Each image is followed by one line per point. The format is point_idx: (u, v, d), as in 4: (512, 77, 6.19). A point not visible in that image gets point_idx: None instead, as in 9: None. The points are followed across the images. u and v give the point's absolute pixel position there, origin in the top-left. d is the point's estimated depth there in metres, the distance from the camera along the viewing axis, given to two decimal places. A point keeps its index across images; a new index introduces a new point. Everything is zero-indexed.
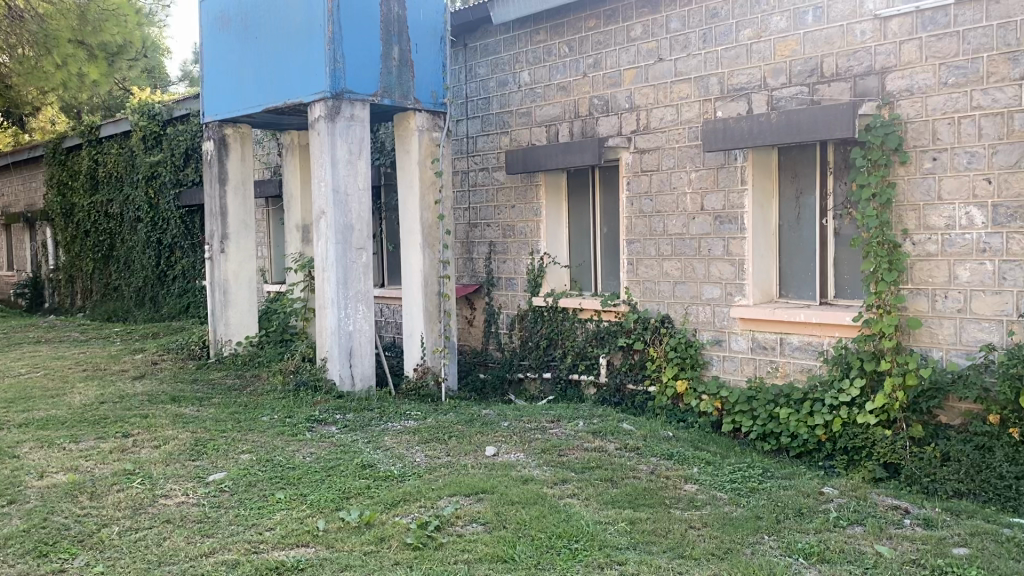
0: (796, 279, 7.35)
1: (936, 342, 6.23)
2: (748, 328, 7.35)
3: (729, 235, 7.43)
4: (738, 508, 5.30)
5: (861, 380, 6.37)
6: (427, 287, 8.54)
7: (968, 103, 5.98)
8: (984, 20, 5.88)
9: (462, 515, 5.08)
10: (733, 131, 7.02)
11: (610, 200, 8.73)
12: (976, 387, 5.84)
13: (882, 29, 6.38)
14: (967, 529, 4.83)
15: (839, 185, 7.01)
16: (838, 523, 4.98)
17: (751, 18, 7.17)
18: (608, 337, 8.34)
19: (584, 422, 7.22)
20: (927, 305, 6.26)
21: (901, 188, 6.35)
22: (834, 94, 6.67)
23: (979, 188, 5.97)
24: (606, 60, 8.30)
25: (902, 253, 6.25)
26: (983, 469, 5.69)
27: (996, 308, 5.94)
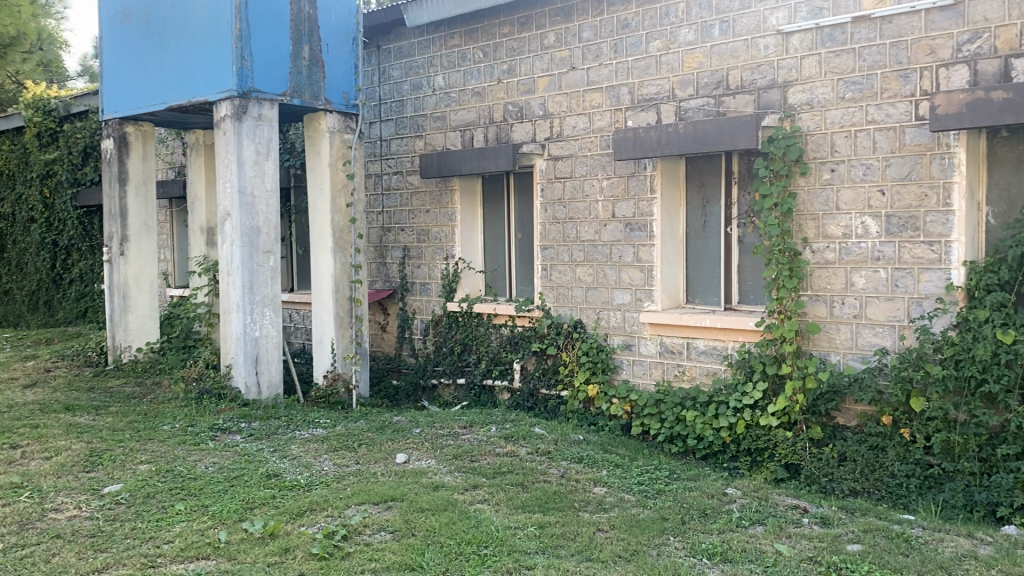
0: (702, 286, 7.53)
1: (834, 346, 6.46)
2: (657, 333, 7.48)
3: (638, 242, 7.57)
4: (645, 509, 5.39)
5: (763, 384, 6.58)
6: (338, 292, 8.40)
7: (863, 117, 6.24)
8: (878, 38, 6.15)
9: (370, 524, 5.00)
10: (642, 140, 7.15)
11: (523, 206, 8.78)
12: (870, 389, 6.10)
13: (784, 44, 6.60)
14: (861, 526, 5.03)
15: (742, 195, 7.22)
16: (740, 523, 5.11)
17: (660, 30, 7.32)
18: (521, 342, 8.37)
19: (496, 427, 7.22)
20: (826, 310, 6.50)
21: (802, 198, 6.59)
22: (739, 106, 6.87)
23: (873, 198, 6.24)
24: (519, 66, 8.34)
25: (802, 261, 6.50)
26: (876, 468, 5.98)
27: (889, 313, 6.19)
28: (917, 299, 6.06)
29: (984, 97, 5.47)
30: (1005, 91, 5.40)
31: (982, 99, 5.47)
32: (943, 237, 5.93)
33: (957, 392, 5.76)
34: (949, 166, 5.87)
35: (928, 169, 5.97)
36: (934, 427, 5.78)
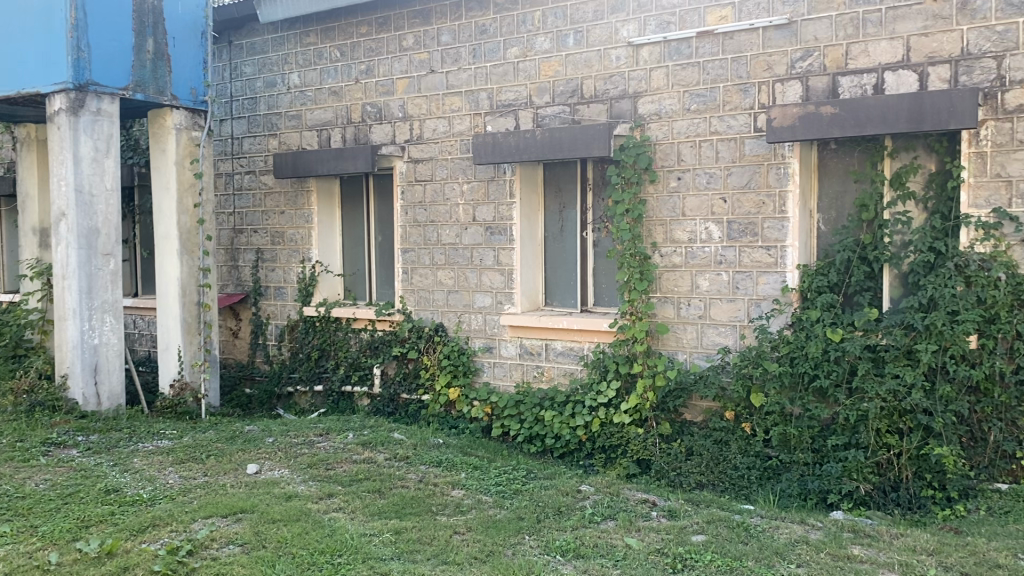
0: (559, 289, 7.69)
1: (682, 345, 6.76)
2: (516, 336, 7.57)
3: (498, 245, 7.64)
4: (501, 510, 5.44)
5: (617, 383, 6.79)
6: (185, 297, 8.04)
7: (707, 128, 6.55)
8: (720, 53, 6.46)
9: (218, 537, 4.81)
10: (501, 146, 7.23)
11: (383, 208, 8.70)
12: (714, 386, 6.41)
13: (635, 56, 6.84)
14: (704, 518, 5.26)
15: (597, 201, 7.44)
16: (593, 519, 5.25)
17: (517, 37, 7.42)
18: (381, 346, 8.27)
19: (353, 434, 7.10)
20: (673, 311, 6.79)
21: (651, 205, 6.85)
22: (593, 114, 7.07)
23: (716, 206, 6.56)
24: (378, 67, 8.25)
25: (651, 265, 6.78)
26: (721, 462, 6.27)
27: (731, 314, 6.53)
28: (756, 300, 6.42)
29: (814, 111, 5.87)
30: (832, 106, 5.81)
31: (813, 113, 5.87)
32: (779, 242, 6.31)
33: (792, 387, 6.14)
34: (785, 176, 6.25)
35: (766, 177, 6.33)
36: (772, 420, 6.14)
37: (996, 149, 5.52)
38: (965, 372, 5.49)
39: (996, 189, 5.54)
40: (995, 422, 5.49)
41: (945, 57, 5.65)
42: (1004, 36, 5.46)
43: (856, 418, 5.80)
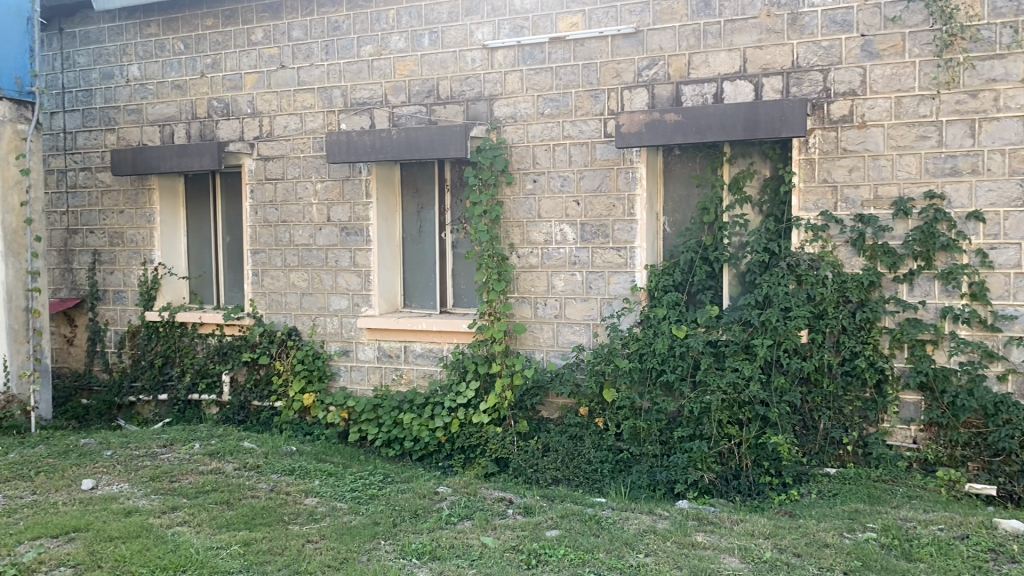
0: (417, 290, 7.66)
1: (538, 345, 6.88)
2: (374, 338, 7.47)
3: (354, 246, 7.51)
4: (357, 516, 5.35)
5: (475, 383, 6.82)
6: (11, 303, 7.46)
7: (560, 132, 6.69)
8: (572, 59, 6.61)
9: (46, 560, 4.48)
10: (355, 144, 7.09)
11: (232, 208, 8.38)
12: (569, 383, 6.56)
13: (489, 58, 6.89)
14: (558, 512, 5.36)
15: (454, 202, 7.46)
16: (449, 520, 5.25)
17: (371, 35, 7.32)
18: (230, 352, 7.95)
19: (200, 444, 6.80)
20: (530, 311, 6.89)
21: (507, 206, 6.93)
22: (449, 115, 7.08)
23: (570, 208, 6.71)
24: (225, 61, 7.94)
25: (508, 265, 6.84)
26: (575, 457, 6.42)
27: (584, 313, 6.70)
28: (608, 299, 6.62)
29: (659, 117, 6.10)
30: (676, 113, 6.06)
31: (658, 119, 6.10)
32: (628, 243, 6.53)
33: (641, 382, 6.35)
34: (633, 180, 6.47)
35: (615, 181, 6.53)
36: (623, 415, 6.34)
37: (823, 156, 5.93)
38: (797, 365, 5.85)
39: (823, 194, 5.94)
40: (825, 411, 5.86)
41: (777, 69, 6.02)
42: (829, 51, 5.87)
43: (700, 410, 6.07)
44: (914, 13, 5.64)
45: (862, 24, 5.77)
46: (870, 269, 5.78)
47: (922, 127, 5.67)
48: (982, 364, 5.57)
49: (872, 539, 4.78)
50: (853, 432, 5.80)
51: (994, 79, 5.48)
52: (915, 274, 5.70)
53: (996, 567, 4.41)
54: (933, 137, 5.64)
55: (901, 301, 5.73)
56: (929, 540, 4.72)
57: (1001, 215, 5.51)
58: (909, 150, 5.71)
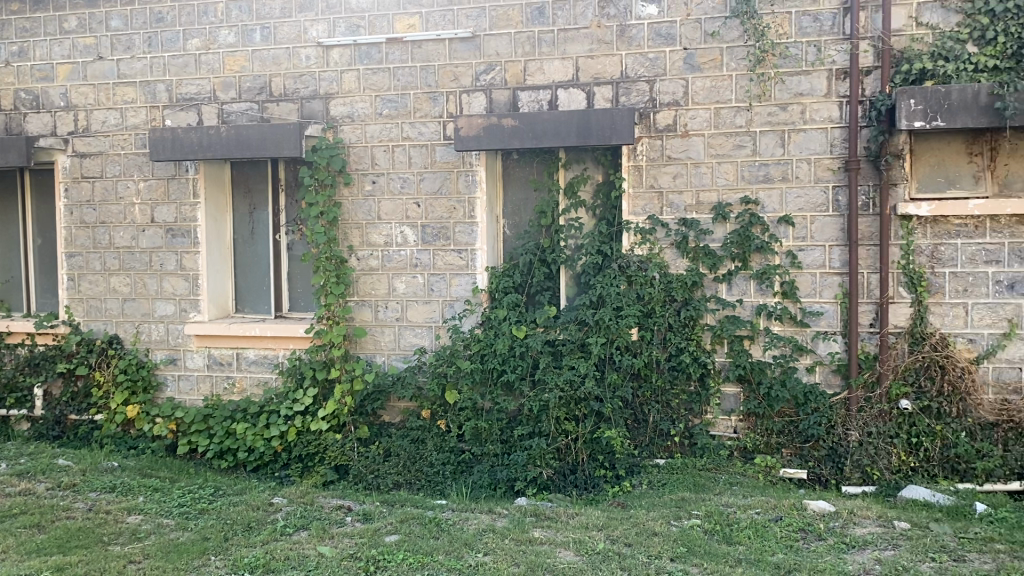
0: (251, 294, 7.39)
1: (379, 348, 6.81)
2: (204, 345, 7.14)
3: (181, 249, 7.15)
4: (185, 532, 5.10)
5: (314, 390, 6.64)
6: None
7: (398, 133, 6.65)
8: (409, 61, 6.59)
9: None
10: (181, 142, 6.73)
11: (43, 207, 7.79)
12: (411, 386, 6.52)
13: (324, 57, 6.75)
14: (397, 517, 5.31)
15: (289, 203, 7.25)
16: (284, 531, 5.09)
17: (198, 28, 7.00)
18: (43, 363, 7.36)
19: (7, 464, 6.26)
20: (371, 315, 6.81)
21: (344, 208, 6.81)
22: (282, 113, 6.88)
23: (409, 210, 6.68)
24: (33, 50, 7.37)
25: (347, 268, 6.72)
26: (417, 460, 6.39)
27: (426, 315, 6.69)
28: (449, 301, 6.64)
29: (496, 122, 6.16)
30: (512, 119, 6.14)
31: (495, 124, 6.16)
32: (468, 245, 6.57)
33: (482, 383, 6.41)
34: (472, 182, 6.53)
35: (455, 184, 6.57)
36: (465, 416, 6.38)
37: (650, 163, 6.21)
38: (629, 361, 6.09)
39: (650, 199, 6.22)
40: (654, 405, 6.14)
41: (608, 78, 6.25)
42: (655, 63, 6.15)
43: (539, 408, 6.19)
44: (731, 29, 6.00)
45: (684, 38, 6.09)
46: (693, 270, 6.11)
47: (737, 137, 6.05)
48: (793, 358, 6.02)
49: (696, 525, 5.05)
50: (680, 424, 6.11)
51: (801, 93, 5.93)
52: (733, 274, 6.07)
53: (805, 545, 4.77)
54: (748, 146, 6.03)
55: (721, 300, 6.10)
56: (747, 523, 5.04)
57: (808, 219, 5.97)
58: (726, 158, 6.08)
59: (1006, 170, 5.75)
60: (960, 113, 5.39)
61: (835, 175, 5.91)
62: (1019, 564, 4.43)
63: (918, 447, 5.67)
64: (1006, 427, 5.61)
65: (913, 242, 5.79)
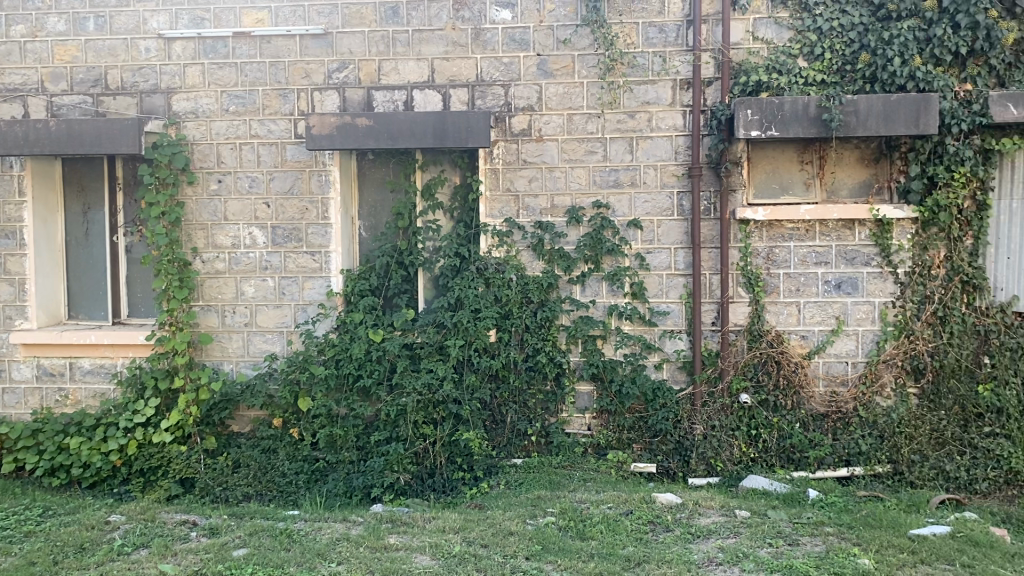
0: (85, 300, 6.93)
1: (227, 355, 6.54)
2: (32, 355, 6.63)
3: (5, 251, 6.61)
4: (8, 558, 4.71)
5: (155, 401, 6.28)
6: None
7: (247, 131, 6.41)
8: (258, 56, 6.36)
9: None
10: (4, 135, 6.21)
11: None
12: (261, 394, 6.30)
13: (166, 49, 6.42)
14: (246, 530, 5.11)
15: (128, 203, 6.85)
16: (122, 551, 4.79)
17: (23, 14, 6.50)
18: None
19: None
20: (217, 320, 6.53)
21: (189, 208, 6.51)
22: (119, 108, 6.49)
23: (259, 211, 6.45)
24: None
25: (192, 271, 6.40)
26: (268, 470, 6.18)
27: (277, 320, 6.48)
28: (302, 305, 6.46)
29: (350, 122, 6.03)
30: (366, 118, 6.02)
31: (349, 123, 6.03)
32: (322, 247, 6.42)
33: (337, 389, 6.28)
34: (326, 183, 6.37)
35: (307, 184, 6.39)
36: (319, 423, 6.21)
37: (506, 166, 6.27)
38: (486, 363, 6.12)
39: (506, 202, 6.28)
40: (511, 405, 6.19)
41: (463, 81, 6.26)
42: (509, 68, 6.22)
43: (395, 413, 6.11)
44: (582, 37, 6.14)
45: (537, 44, 6.18)
46: (549, 272, 6.21)
47: (589, 143, 6.20)
48: (642, 356, 6.22)
49: (551, 523, 5.12)
50: (537, 423, 6.19)
51: (647, 102, 6.15)
52: (586, 275, 6.22)
53: (654, 537, 4.93)
54: (599, 152, 6.20)
55: (575, 301, 6.22)
56: (600, 518, 5.16)
57: (655, 223, 6.19)
58: (579, 163, 6.22)
59: (833, 178, 6.18)
60: (792, 124, 5.73)
61: (679, 181, 6.16)
62: (846, 545, 4.74)
63: (757, 438, 6.00)
64: (834, 417, 6.00)
65: (751, 245, 6.11)
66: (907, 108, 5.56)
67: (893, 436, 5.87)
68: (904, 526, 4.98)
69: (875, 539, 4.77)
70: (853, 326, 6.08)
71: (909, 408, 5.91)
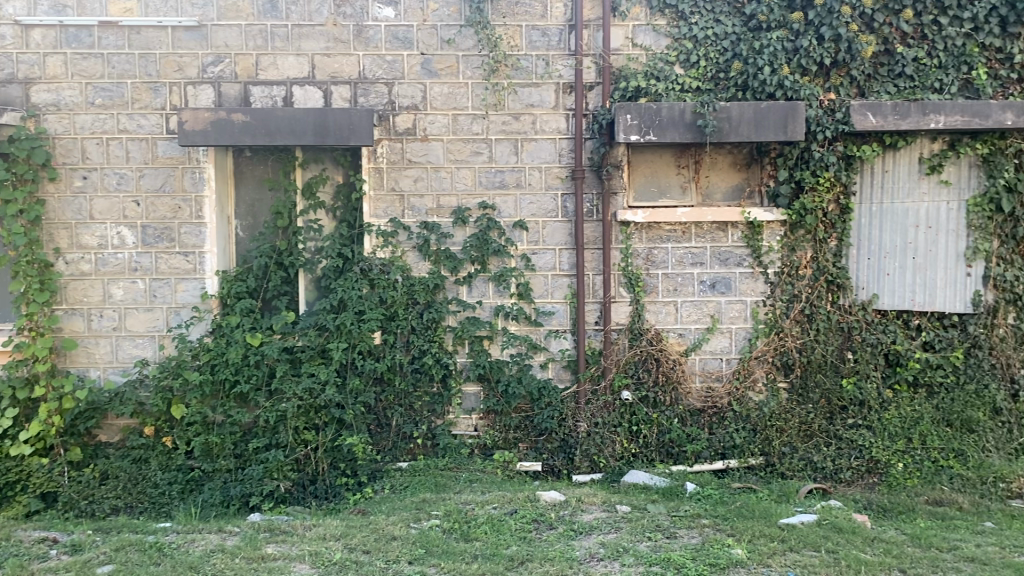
0: None
1: (93, 362, 6.20)
2: None
3: None
4: None
5: (13, 410, 5.82)
6: None
7: (114, 125, 6.10)
8: (126, 47, 6.06)
9: None
10: None
11: None
12: (131, 402, 6.01)
13: (23, 37, 6.03)
14: (113, 545, 4.85)
15: None
16: None
17: None
18: None
19: None
20: (83, 324, 6.19)
21: (50, 206, 6.13)
22: None
23: (128, 209, 6.14)
24: None
25: (54, 273, 6.02)
26: (139, 481, 5.89)
27: (148, 324, 6.19)
28: (175, 308, 6.20)
29: (226, 117, 5.82)
30: (242, 114, 5.83)
31: (224, 119, 5.82)
32: (196, 247, 6.18)
33: (213, 395, 6.04)
34: (200, 181, 6.14)
35: (180, 181, 6.14)
36: (194, 431, 5.95)
37: (390, 165, 6.19)
38: (371, 366, 6.02)
39: (390, 202, 6.20)
40: (397, 408, 6.12)
41: (345, 78, 6.14)
42: (392, 66, 6.14)
43: (275, 419, 5.92)
44: (466, 38, 6.14)
45: (421, 43, 6.14)
46: (434, 272, 6.16)
47: (475, 144, 6.20)
48: (528, 355, 6.26)
49: (436, 526, 5.08)
50: (423, 426, 6.14)
51: (531, 104, 6.20)
52: (473, 276, 6.21)
53: (537, 535, 4.97)
54: (485, 153, 6.20)
55: (462, 302, 6.20)
56: (484, 519, 5.16)
57: (540, 224, 6.25)
58: (464, 163, 6.20)
59: (708, 182, 6.40)
60: (669, 129, 5.89)
61: (563, 183, 6.24)
62: (720, 536, 4.91)
63: (638, 434, 6.13)
64: (710, 412, 6.21)
65: (631, 246, 6.25)
66: (775, 116, 5.81)
67: (765, 428, 6.11)
68: (775, 516, 5.19)
69: (748, 530, 4.95)
70: (727, 324, 6.30)
71: (779, 402, 6.17)
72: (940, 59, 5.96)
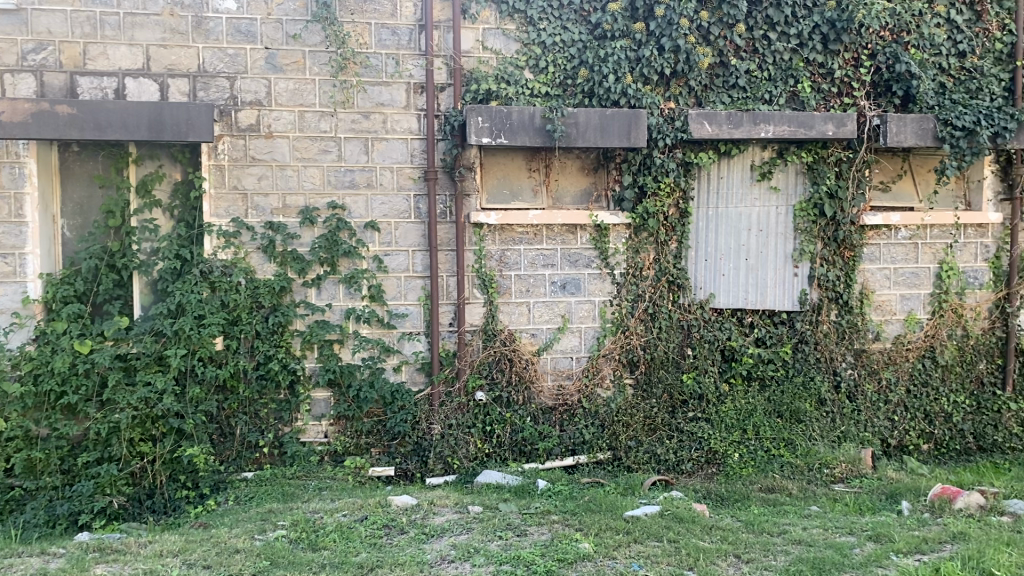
0: None
1: None
2: None
3: None
4: None
5: None
6: None
7: None
8: None
9: None
10: None
11: None
12: None
13: None
14: None
15: None
16: None
17: None
18: None
19: None
20: None
21: None
22: None
23: None
24: None
25: None
26: None
27: None
28: None
29: (49, 109, 5.40)
30: (68, 106, 5.43)
31: (47, 111, 5.40)
32: (16, 249, 5.73)
33: (36, 408, 5.59)
34: (19, 176, 5.70)
35: None
36: (14, 447, 5.50)
37: (232, 163, 5.95)
38: (212, 373, 5.77)
39: (233, 201, 5.96)
40: (241, 417, 5.90)
41: (183, 71, 5.86)
42: (234, 60, 5.91)
43: (108, 431, 5.57)
44: (312, 34, 5.99)
45: (265, 37, 5.94)
46: (281, 274, 5.98)
47: (323, 142, 6.06)
48: (380, 359, 6.17)
49: (282, 536, 4.93)
50: (269, 434, 5.96)
51: (381, 103, 6.12)
52: (322, 278, 6.07)
53: (388, 541, 4.90)
54: (334, 151, 6.07)
55: (310, 305, 6.05)
56: (333, 527, 5.04)
57: (392, 225, 6.18)
58: (312, 162, 6.05)
59: (557, 185, 6.52)
60: (519, 133, 5.96)
61: (415, 184, 6.20)
62: (568, 531, 5.00)
63: (491, 434, 6.18)
64: (561, 410, 6.35)
65: (484, 248, 6.28)
66: (619, 122, 6.01)
67: (612, 424, 6.31)
68: (621, 509, 5.35)
69: (595, 523, 5.08)
70: (576, 323, 6.45)
71: (626, 398, 6.38)
72: (769, 72, 6.34)
